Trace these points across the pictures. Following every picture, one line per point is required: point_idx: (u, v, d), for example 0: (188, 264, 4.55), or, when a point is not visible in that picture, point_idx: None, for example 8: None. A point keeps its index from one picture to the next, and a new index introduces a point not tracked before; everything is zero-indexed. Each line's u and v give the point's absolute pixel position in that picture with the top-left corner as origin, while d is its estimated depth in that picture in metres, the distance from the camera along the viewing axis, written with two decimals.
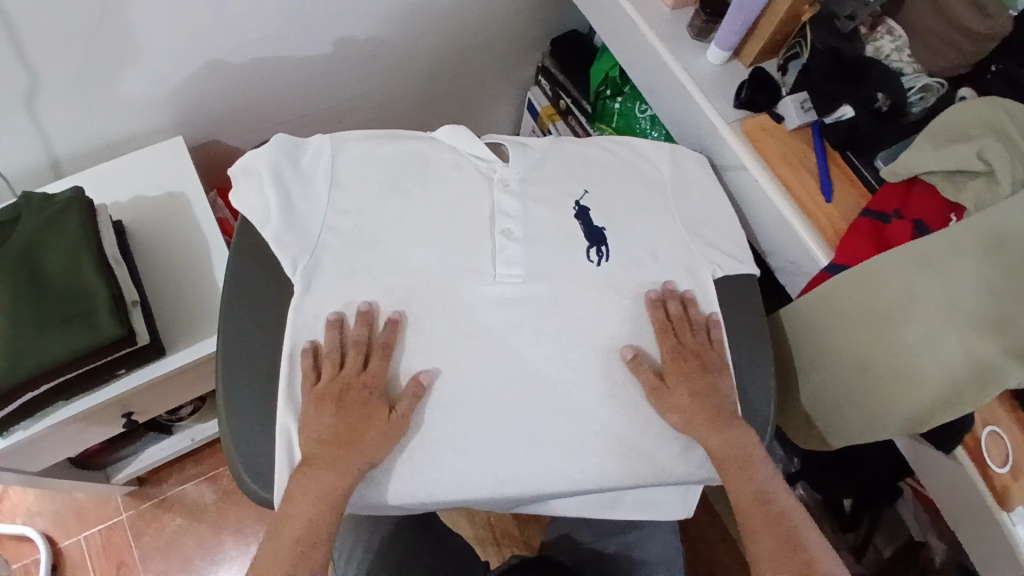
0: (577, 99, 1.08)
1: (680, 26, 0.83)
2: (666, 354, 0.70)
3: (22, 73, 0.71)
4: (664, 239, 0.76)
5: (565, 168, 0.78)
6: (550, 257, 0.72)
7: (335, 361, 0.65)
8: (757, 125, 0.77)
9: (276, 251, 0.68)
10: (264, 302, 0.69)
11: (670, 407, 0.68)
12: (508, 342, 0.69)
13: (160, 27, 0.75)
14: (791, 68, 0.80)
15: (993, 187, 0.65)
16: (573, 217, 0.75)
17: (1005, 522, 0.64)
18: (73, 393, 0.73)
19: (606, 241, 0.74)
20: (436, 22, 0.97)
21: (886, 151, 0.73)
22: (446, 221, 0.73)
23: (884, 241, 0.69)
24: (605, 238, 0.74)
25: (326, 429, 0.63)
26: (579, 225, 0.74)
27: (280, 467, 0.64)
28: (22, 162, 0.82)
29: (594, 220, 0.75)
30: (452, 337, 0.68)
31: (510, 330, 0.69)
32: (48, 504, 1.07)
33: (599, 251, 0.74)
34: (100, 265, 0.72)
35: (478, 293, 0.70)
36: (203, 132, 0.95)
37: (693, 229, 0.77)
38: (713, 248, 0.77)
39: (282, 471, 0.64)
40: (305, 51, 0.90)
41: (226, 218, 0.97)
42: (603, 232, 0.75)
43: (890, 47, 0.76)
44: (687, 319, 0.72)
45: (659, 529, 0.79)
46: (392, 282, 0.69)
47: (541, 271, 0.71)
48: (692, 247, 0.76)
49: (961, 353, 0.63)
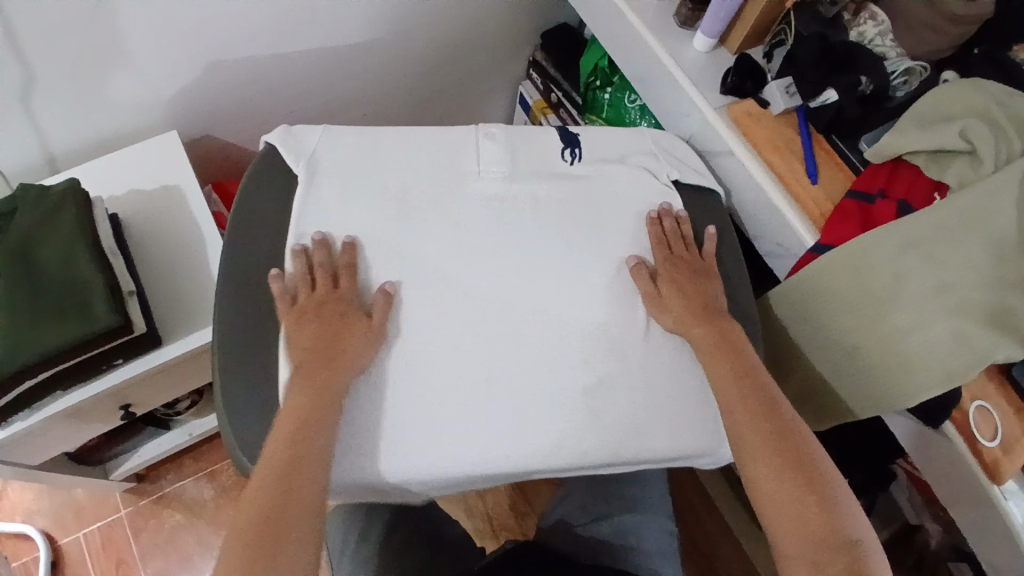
0: (568, 92, 1.09)
1: (666, 15, 0.84)
2: (661, 258, 0.73)
3: (17, 69, 0.72)
4: (646, 216, 0.76)
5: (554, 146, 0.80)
6: (533, 237, 0.74)
7: (327, 275, 0.68)
8: (742, 112, 0.78)
9: (284, 152, 0.74)
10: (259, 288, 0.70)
11: (666, 310, 0.70)
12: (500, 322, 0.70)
13: (154, 22, 0.77)
14: (776, 54, 0.81)
15: (975, 165, 0.66)
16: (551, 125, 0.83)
17: (997, 497, 0.64)
18: (69, 383, 0.74)
19: (579, 145, 0.81)
20: (427, 17, 0.99)
21: (869, 134, 0.75)
22: (434, 201, 0.74)
23: (870, 221, 0.70)
24: (579, 142, 0.81)
25: (371, 356, 0.66)
26: (555, 130, 0.82)
27: None
28: (19, 158, 0.83)
29: (570, 129, 0.83)
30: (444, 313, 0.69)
31: (499, 312, 0.70)
32: (47, 502, 1.07)
33: (573, 152, 0.80)
34: (95, 256, 0.73)
35: (468, 270, 0.72)
36: (198, 127, 0.96)
37: (661, 143, 0.82)
38: (678, 155, 0.82)
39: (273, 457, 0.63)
40: (298, 46, 0.92)
41: (222, 212, 0.98)
42: (576, 137, 0.81)
43: (873, 31, 0.77)
44: (690, 256, 0.73)
45: (653, 514, 0.81)
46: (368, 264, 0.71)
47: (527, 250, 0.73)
48: (657, 150, 0.81)
49: (949, 333, 0.64)
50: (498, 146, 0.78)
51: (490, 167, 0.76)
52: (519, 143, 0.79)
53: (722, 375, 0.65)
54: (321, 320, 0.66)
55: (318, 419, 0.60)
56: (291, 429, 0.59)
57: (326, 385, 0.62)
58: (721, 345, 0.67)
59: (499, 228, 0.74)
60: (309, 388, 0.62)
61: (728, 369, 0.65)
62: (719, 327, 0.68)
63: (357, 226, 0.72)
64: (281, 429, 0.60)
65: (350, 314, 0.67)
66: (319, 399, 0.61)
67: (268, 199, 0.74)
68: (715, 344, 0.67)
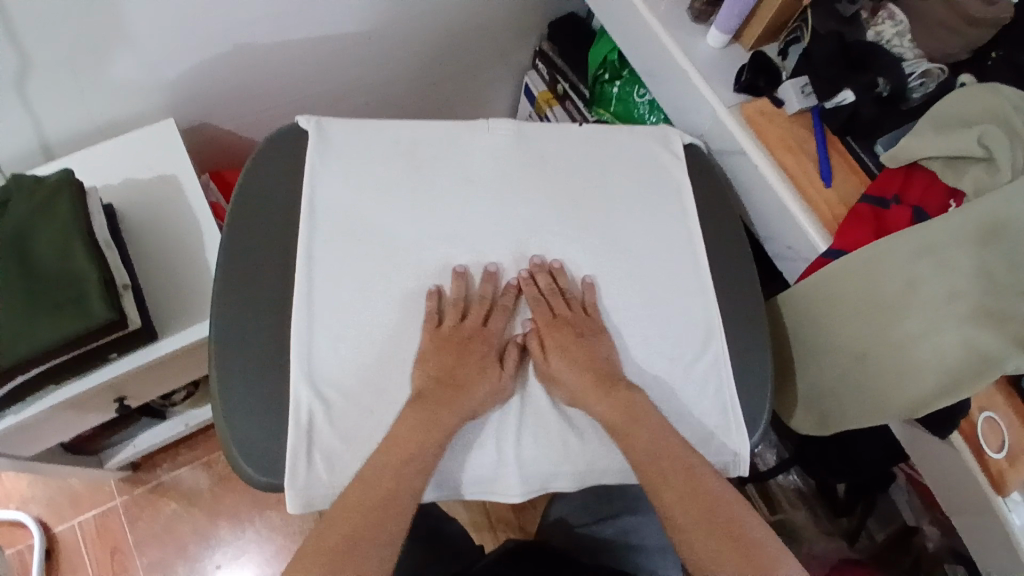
0: (575, 84, 1.06)
1: (680, 8, 0.82)
2: (541, 326, 0.68)
3: (10, 56, 0.70)
4: (652, 214, 0.75)
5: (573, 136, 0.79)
6: (537, 237, 0.72)
7: (459, 309, 0.67)
8: (756, 109, 0.77)
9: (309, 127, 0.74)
10: (261, 286, 0.68)
11: (559, 383, 0.66)
12: (498, 328, 0.68)
13: (152, 7, 0.74)
14: (791, 52, 0.80)
15: (992, 172, 0.65)
16: None
17: (1000, 507, 0.64)
18: (64, 376, 0.72)
19: None
20: (433, 5, 0.96)
21: (885, 137, 0.73)
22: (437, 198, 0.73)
23: (883, 227, 0.69)
24: None
25: (440, 367, 0.65)
26: None
27: (291, 443, 0.63)
28: (13, 146, 0.81)
29: None
30: (451, 324, 0.67)
31: (500, 301, 0.69)
32: (41, 491, 1.06)
33: None
34: (92, 248, 0.71)
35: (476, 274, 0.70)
36: (196, 114, 0.93)
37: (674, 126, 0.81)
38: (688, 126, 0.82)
39: (292, 448, 0.63)
40: (300, 33, 0.89)
41: (220, 203, 0.96)
42: None
43: (891, 31, 0.74)
44: (566, 309, 0.68)
45: (655, 515, 0.79)
46: (393, 247, 0.70)
47: (529, 251, 0.72)
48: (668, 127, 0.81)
49: (960, 341, 0.63)
50: (511, 140, 0.77)
51: (498, 163, 0.75)
52: (529, 131, 0.77)
53: (647, 456, 0.62)
54: (459, 351, 0.66)
55: (423, 453, 0.60)
56: (388, 461, 0.59)
57: (436, 422, 0.62)
58: (624, 422, 0.63)
59: (505, 226, 0.72)
60: (421, 416, 0.62)
61: (652, 436, 0.62)
62: (620, 398, 0.64)
63: (357, 220, 0.70)
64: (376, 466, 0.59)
65: (486, 354, 0.67)
66: (423, 431, 0.61)
67: (270, 194, 0.72)
68: (617, 421, 0.63)
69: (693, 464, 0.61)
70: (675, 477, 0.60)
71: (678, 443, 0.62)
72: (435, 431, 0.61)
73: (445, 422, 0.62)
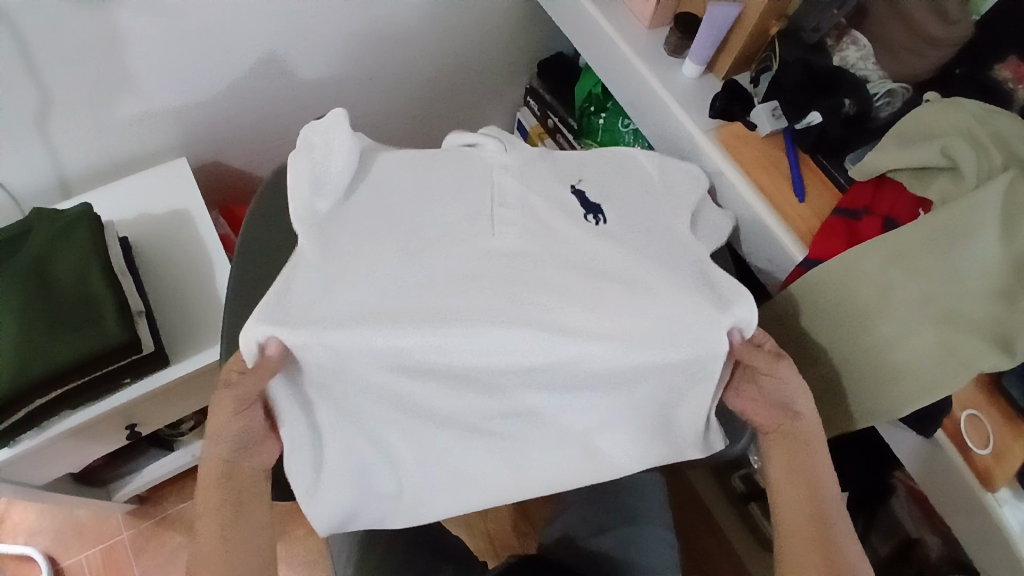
0: (564, 118, 1.14)
1: (657, 44, 0.88)
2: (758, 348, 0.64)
3: (31, 94, 0.76)
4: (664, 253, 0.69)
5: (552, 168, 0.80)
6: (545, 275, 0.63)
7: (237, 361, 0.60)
8: (730, 133, 0.82)
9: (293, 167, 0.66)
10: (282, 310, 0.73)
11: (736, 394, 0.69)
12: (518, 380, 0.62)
13: (163, 50, 0.81)
14: (763, 79, 0.85)
15: (957, 180, 0.68)
16: (569, 192, 0.71)
17: (991, 504, 0.66)
18: (79, 401, 0.75)
19: (603, 211, 0.71)
20: (425, 45, 1.03)
21: (853, 154, 0.77)
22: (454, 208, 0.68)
23: (857, 237, 0.73)
24: (601, 209, 0.71)
25: (237, 440, 0.61)
26: (574, 197, 0.71)
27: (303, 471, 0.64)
28: (30, 184, 0.86)
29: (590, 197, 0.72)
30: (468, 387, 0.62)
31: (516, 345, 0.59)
32: (48, 523, 1.08)
33: (597, 217, 0.70)
34: (108, 275, 0.75)
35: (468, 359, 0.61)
36: (208, 153, 0.99)
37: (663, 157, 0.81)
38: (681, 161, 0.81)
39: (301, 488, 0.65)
40: (305, 75, 0.96)
41: (228, 236, 1.01)
42: (598, 205, 0.72)
43: (856, 56, 0.81)
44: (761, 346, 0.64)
45: (653, 525, 0.81)
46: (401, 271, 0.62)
47: (546, 318, 0.61)
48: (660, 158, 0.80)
49: (936, 343, 0.66)
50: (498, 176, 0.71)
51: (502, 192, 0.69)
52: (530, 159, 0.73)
53: (774, 447, 0.67)
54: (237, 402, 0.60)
55: (239, 504, 0.62)
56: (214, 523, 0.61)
57: (235, 497, 0.62)
58: (779, 430, 0.67)
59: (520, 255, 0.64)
60: (218, 483, 0.61)
61: (784, 436, 0.67)
62: (782, 412, 0.66)
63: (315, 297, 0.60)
64: (206, 505, 0.61)
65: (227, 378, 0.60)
66: (224, 507, 0.61)
67: (277, 218, 0.77)
68: (773, 424, 0.67)
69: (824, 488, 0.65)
70: (796, 490, 0.65)
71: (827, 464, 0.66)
72: (233, 504, 0.62)
73: (252, 476, 0.63)
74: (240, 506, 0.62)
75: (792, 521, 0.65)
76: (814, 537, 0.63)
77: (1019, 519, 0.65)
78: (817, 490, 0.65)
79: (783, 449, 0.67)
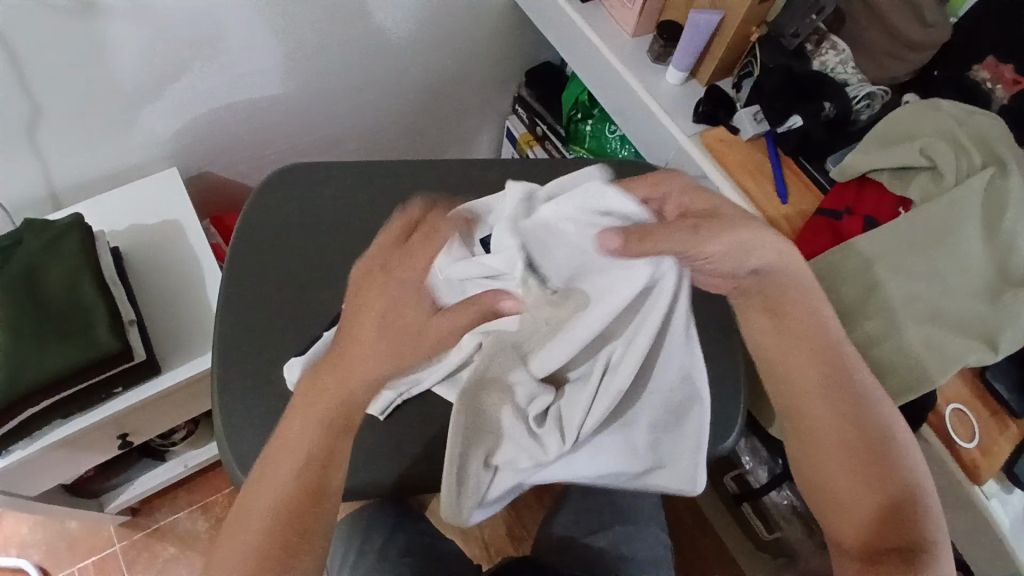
0: (552, 125, 1.16)
1: (641, 51, 0.90)
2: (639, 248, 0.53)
3: (22, 106, 0.77)
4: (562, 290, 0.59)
5: (499, 166, 0.85)
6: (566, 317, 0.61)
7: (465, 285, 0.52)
8: (716, 137, 0.82)
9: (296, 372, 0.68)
10: (283, 317, 0.74)
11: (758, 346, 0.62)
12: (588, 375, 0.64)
13: (151, 60, 0.82)
14: (745, 84, 0.87)
15: (936, 180, 0.70)
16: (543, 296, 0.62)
17: (978, 496, 0.66)
18: (70, 411, 0.75)
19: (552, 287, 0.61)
20: (415, 55, 1.05)
21: (834, 156, 0.79)
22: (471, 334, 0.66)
23: (839, 237, 0.73)
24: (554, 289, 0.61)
25: (378, 370, 0.50)
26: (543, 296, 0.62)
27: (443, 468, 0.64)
28: (22, 197, 0.87)
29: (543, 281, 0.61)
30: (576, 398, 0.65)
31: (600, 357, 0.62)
32: (40, 537, 1.07)
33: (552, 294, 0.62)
34: (99, 284, 0.76)
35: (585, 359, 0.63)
36: (200, 163, 1.00)
37: None
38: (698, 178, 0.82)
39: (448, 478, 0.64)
40: (296, 85, 0.97)
41: (220, 245, 1.02)
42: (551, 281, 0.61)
43: (835, 60, 0.81)
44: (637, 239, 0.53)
45: (646, 526, 0.82)
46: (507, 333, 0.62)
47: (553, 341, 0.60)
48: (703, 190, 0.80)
49: (922, 342, 0.66)
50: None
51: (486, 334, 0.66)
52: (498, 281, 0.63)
53: (767, 337, 0.61)
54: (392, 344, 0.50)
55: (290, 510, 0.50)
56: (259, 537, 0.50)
57: (304, 491, 0.51)
58: (771, 312, 0.60)
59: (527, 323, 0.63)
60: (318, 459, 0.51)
61: (787, 328, 0.60)
62: (788, 298, 0.59)
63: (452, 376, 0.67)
64: (263, 512, 0.50)
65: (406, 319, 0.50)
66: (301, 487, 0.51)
67: (269, 225, 0.78)
68: (767, 307, 0.60)
69: (849, 381, 0.59)
70: (817, 396, 0.59)
71: (844, 351, 0.60)
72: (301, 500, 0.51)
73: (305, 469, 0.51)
74: (306, 502, 0.51)
75: (814, 409, 0.59)
76: (855, 454, 0.58)
77: (1006, 511, 0.66)
78: (834, 384, 0.59)
79: (777, 332, 0.60)
